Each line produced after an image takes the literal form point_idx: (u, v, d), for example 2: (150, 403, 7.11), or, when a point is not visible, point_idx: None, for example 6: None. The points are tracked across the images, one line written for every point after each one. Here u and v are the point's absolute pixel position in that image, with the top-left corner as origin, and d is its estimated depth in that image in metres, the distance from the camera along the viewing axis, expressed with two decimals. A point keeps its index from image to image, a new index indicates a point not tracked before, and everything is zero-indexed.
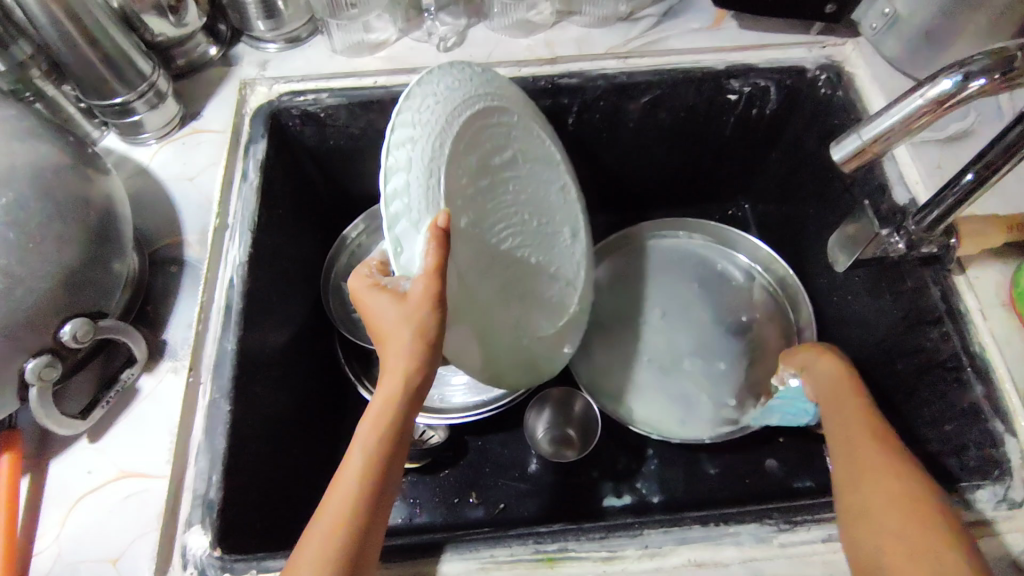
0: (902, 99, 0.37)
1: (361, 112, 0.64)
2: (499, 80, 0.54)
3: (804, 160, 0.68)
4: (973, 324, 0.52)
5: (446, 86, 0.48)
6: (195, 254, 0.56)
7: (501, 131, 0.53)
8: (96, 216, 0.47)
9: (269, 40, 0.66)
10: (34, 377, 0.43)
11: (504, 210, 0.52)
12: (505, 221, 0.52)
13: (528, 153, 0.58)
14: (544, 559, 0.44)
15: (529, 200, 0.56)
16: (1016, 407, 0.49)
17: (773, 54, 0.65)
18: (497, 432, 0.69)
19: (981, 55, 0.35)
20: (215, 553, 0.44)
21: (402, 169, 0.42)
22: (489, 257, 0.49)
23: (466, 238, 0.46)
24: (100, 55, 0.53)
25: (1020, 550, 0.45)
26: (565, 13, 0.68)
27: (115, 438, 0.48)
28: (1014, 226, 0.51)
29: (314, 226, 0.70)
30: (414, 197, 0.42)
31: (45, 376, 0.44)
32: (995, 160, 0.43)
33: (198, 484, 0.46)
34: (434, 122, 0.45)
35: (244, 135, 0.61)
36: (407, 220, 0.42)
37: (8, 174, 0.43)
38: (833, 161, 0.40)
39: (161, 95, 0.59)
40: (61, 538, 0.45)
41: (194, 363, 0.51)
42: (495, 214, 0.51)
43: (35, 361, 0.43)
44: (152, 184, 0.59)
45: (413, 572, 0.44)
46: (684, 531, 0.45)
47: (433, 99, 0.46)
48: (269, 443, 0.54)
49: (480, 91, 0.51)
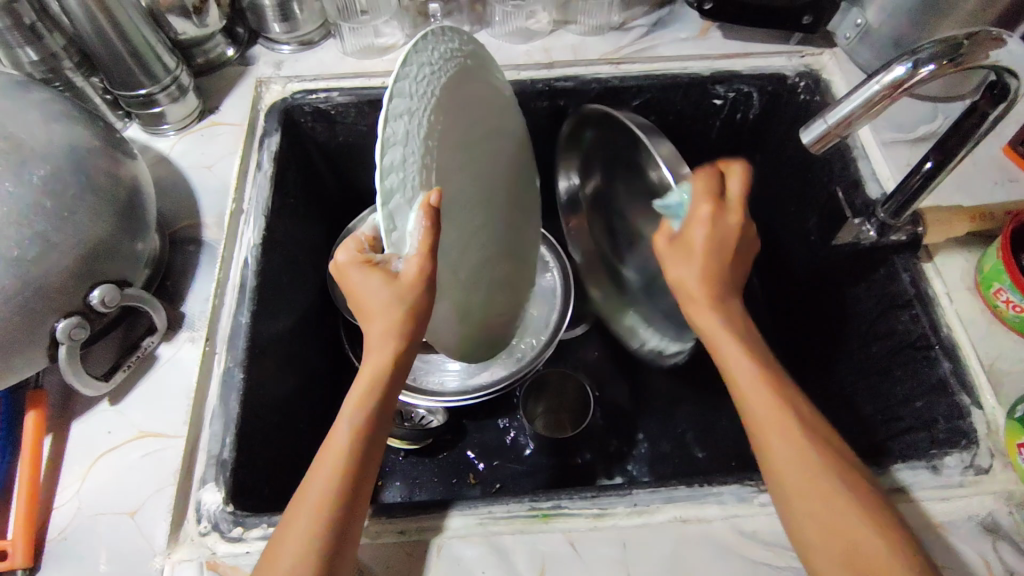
0: (861, 85, 0.41)
1: (369, 110, 0.68)
2: (480, 59, 0.55)
3: (785, 162, 0.72)
4: (941, 307, 0.55)
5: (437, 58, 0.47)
6: (212, 236, 0.60)
7: (478, 109, 0.54)
8: (124, 193, 0.51)
9: (284, 42, 0.71)
10: (65, 336, 0.46)
11: (479, 189, 0.54)
12: (478, 199, 0.54)
13: (502, 137, 0.60)
14: (539, 515, 0.47)
15: (501, 191, 0.60)
16: (981, 381, 0.52)
17: (755, 61, 0.69)
18: (494, 416, 0.72)
19: (930, 44, 0.40)
20: (228, 508, 0.47)
21: (399, 142, 0.41)
22: (463, 234, 0.52)
23: (450, 220, 0.50)
24: (129, 48, 0.57)
25: (986, 511, 0.47)
26: (562, 22, 0.73)
27: (135, 401, 0.52)
28: (978, 216, 0.56)
29: (322, 218, 0.73)
30: (410, 171, 0.42)
31: (74, 336, 0.47)
32: (950, 146, 0.48)
33: (213, 445, 0.49)
34: (426, 95, 0.45)
35: (259, 129, 0.65)
36: (400, 194, 0.41)
37: (46, 148, 0.46)
38: (803, 143, 0.43)
39: (183, 89, 0.63)
40: (81, 492, 0.48)
41: (211, 334, 0.54)
42: (472, 191, 0.53)
43: (66, 321, 0.47)
44: (171, 171, 0.63)
45: (415, 526, 0.46)
46: (671, 491, 0.48)
47: (426, 71, 0.45)
48: (277, 414, 0.57)
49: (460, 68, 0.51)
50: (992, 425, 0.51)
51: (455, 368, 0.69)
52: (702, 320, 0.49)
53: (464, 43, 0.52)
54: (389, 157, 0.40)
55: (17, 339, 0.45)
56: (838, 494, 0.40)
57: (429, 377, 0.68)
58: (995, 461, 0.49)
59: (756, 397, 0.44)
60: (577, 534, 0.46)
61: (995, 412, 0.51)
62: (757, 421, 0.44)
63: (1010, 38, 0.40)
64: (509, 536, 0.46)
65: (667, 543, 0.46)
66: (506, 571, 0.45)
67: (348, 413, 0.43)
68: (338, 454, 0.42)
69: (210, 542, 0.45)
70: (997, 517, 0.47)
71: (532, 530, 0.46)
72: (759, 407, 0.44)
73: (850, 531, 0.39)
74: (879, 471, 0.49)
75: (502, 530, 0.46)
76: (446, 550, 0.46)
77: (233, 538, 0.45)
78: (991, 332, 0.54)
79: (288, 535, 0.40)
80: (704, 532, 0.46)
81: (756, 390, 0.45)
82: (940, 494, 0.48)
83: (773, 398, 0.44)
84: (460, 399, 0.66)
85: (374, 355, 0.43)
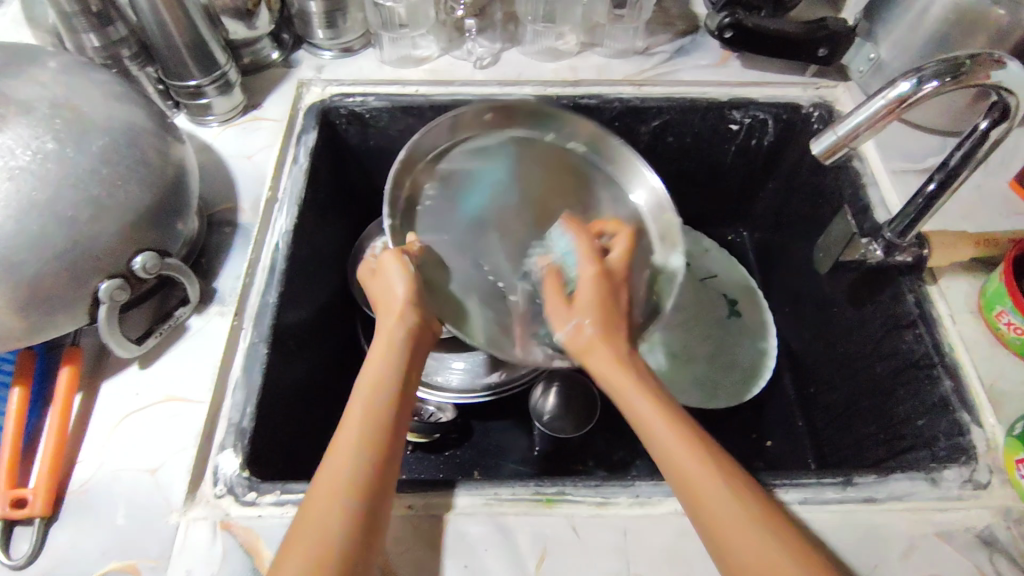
0: (869, 100, 0.44)
1: (402, 115, 0.72)
2: None
3: (798, 187, 0.74)
4: (944, 328, 0.57)
5: (752, 329, 0.77)
6: (248, 219, 0.62)
7: None
8: (173, 169, 0.54)
9: (326, 48, 0.75)
10: (148, 267, 0.51)
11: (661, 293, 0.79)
12: None
13: None
14: (543, 500, 0.48)
15: None
16: (981, 401, 0.53)
17: (771, 90, 0.72)
18: (503, 416, 0.73)
19: (933, 63, 0.44)
20: (244, 473, 0.49)
21: (758, 346, 0.76)
22: None
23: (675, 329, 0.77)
24: (185, 41, 0.61)
25: (982, 524, 0.48)
26: (589, 44, 0.77)
27: (163, 366, 0.54)
28: (983, 242, 0.59)
29: (347, 214, 0.76)
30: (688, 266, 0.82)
31: (154, 267, 0.51)
32: (956, 168, 0.51)
33: (234, 414, 0.51)
34: (735, 333, 0.77)
35: (297, 127, 0.69)
36: (745, 300, 0.79)
37: (109, 124, 0.50)
38: (813, 153, 0.47)
39: (230, 84, 0.67)
40: (105, 449, 0.50)
41: (239, 310, 0.56)
42: None
43: (146, 255, 0.51)
44: (215, 158, 0.66)
45: (422, 502, 0.48)
46: (673, 485, 0.49)
47: (744, 338, 0.76)
48: (296, 397, 0.59)
49: (709, 271, 0.81)
50: (992, 443, 0.52)
51: (460, 366, 0.69)
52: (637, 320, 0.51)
53: (756, 300, 0.78)
54: (710, 293, 0.79)
55: (62, 296, 0.48)
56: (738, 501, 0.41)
57: (434, 371, 0.69)
58: (993, 477, 0.50)
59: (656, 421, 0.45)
60: (579, 520, 0.48)
61: (995, 430, 0.52)
62: (648, 429, 0.45)
63: (1010, 60, 0.43)
64: (513, 517, 0.48)
65: (666, 534, 0.47)
66: (509, 550, 0.46)
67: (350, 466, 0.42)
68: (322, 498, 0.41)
69: (224, 503, 0.47)
70: (995, 530, 0.48)
71: (536, 513, 0.48)
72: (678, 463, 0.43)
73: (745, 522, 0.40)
74: (879, 479, 0.50)
75: (507, 511, 0.48)
76: (452, 525, 0.47)
77: (247, 502, 0.47)
78: (993, 353, 0.56)
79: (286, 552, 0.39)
80: None
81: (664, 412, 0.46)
82: (937, 505, 0.49)
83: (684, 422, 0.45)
84: (467, 399, 0.68)
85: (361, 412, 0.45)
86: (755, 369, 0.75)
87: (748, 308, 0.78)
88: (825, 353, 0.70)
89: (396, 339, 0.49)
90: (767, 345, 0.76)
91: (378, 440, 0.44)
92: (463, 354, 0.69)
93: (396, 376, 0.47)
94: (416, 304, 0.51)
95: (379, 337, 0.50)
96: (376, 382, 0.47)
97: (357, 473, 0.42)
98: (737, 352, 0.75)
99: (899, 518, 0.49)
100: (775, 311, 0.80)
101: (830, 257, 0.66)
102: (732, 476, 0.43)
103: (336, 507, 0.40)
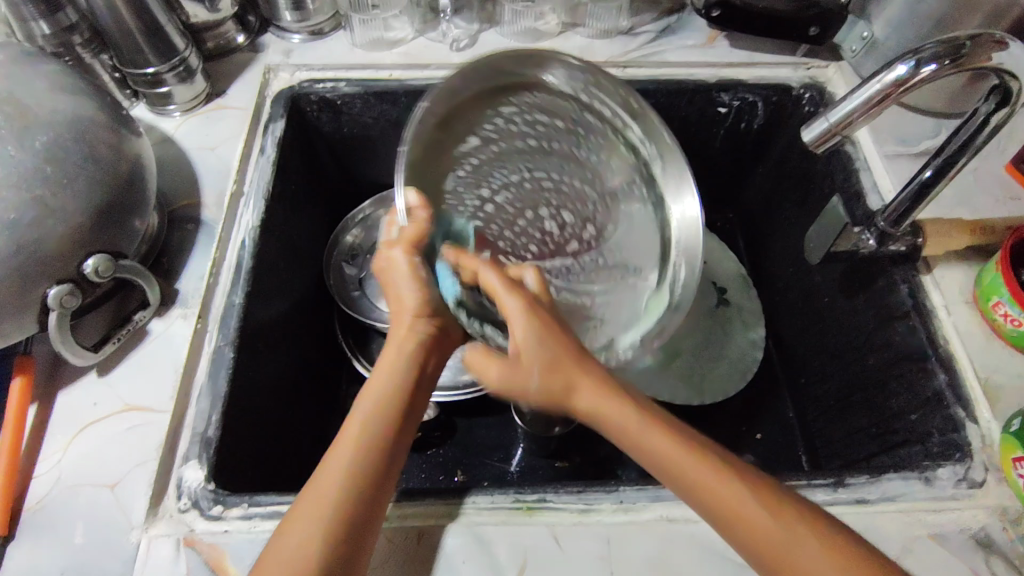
0: (862, 85, 0.42)
1: (375, 101, 0.68)
2: None
3: (787, 173, 0.71)
4: (938, 320, 0.55)
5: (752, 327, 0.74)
6: (211, 216, 0.60)
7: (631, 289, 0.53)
8: (126, 165, 0.50)
9: (295, 31, 0.71)
10: (94, 271, 0.48)
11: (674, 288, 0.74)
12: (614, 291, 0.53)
13: None
14: (523, 508, 0.46)
15: None
16: (976, 395, 0.51)
17: (761, 72, 0.69)
18: (487, 413, 0.71)
19: (933, 44, 0.41)
20: (209, 486, 0.46)
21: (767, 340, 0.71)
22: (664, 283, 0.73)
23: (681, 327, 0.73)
24: (140, 24, 0.57)
25: (979, 525, 0.47)
26: (571, 25, 0.74)
27: (123, 374, 0.51)
28: (978, 229, 0.55)
29: (321, 206, 0.73)
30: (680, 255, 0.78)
31: (105, 271, 0.48)
32: (953, 156, 0.49)
33: (198, 422, 0.49)
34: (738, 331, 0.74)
35: (264, 115, 0.65)
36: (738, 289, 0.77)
37: (53, 117, 0.46)
38: (804, 142, 0.44)
39: (191, 71, 0.63)
40: (62, 462, 0.48)
41: (202, 312, 0.54)
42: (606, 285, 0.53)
43: (97, 257, 0.48)
44: (176, 151, 0.63)
45: (397, 513, 0.46)
46: (658, 490, 0.47)
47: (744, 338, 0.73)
48: (267, 400, 0.57)
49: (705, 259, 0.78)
50: (987, 440, 0.50)
51: None
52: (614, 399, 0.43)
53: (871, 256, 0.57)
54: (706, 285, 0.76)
55: (8, 303, 0.45)
56: (762, 496, 0.41)
57: None
58: (988, 475, 0.49)
59: (663, 443, 0.42)
60: (561, 528, 0.46)
61: (990, 426, 0.50)
62: (665, 455, 0.42)
63: (1012, 41, 0.42)
64: (492, 527, 0.46)
65: (651, 540, 0.45)
66: (488, 563, 0.44)
67: (350, 463, 0.41)
68: (322, 504, 0.40)
69: (188, 518, 0.45)
70: (990, 531, 0.47)
71: (516, 522, 0.46)
72: (700, 484, 0.41)
73: (808, 537, 0.39)
74: (871, 479, 0.49)
75: (485, 521, 0.46)
76: (429, 536, 0.45)
77: (212, 516, 0.45)
78: (990, 346, 0.54)
79: (276, 547, 0.39)
80: (690, 532, 0.45)
81: (676, 451, 0.42)
82: (932, 505, 0.48)
83: (721, 477, 0.41)
84: (448, 395, 0.64)
85: (373, 400, 0.45)
86: (746, 360, 0.72)
87: (737, 297, 0.76)
88: (816, 342, 0.68)
89: (408, 346, 0.47)
90: (758, 334, 0.74)
91: (376, 442, 0.43)
92: None
93: (400, 390, 0.45)
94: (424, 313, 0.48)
95: (386, 349, 0.48)
96: (386, 377, 0.46)
97: (363, 473, 0.41)
98: (730, 341, 0.73)
99: (892, 519, 0.47)
100: (765, 300, 0.78)
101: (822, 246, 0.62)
102: (740, 469, 0.42)
103: (330, 505, 0.40)
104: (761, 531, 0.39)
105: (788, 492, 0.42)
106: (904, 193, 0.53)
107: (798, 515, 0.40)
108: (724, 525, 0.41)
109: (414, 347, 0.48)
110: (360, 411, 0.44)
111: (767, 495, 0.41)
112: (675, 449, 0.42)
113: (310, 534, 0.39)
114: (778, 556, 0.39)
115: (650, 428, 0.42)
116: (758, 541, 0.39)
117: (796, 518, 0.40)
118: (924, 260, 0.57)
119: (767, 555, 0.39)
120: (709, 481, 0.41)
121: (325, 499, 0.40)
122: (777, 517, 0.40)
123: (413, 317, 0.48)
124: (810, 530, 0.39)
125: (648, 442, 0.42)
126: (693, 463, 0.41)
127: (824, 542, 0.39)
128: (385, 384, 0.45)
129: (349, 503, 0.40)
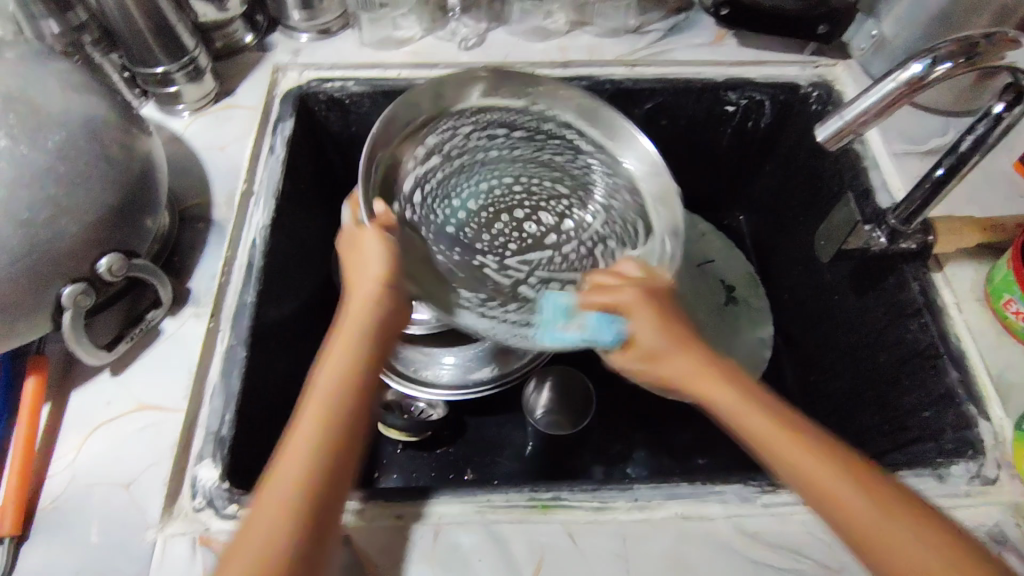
0: (877, 84, 0.42)
1: (383, 101, 0.68)
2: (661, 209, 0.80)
3: (795, 171, 0.71)
4: (949, 317, 0.55)
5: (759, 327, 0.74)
6: (222, 215, 0.60)
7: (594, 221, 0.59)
8: (139, 164, 0.50)
9: (302, 30, 0.71)
10: (107, 270, 0.48)
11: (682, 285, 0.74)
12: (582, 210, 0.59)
13: None
14: (537, 506, 0.46)
15: None
16: (988, 392, 0.52)
17: (769, 70, 0.69)
18: (496, 412, 0.71)
19: (949, 42, 0.42)
20: (224, 485, 0.46)
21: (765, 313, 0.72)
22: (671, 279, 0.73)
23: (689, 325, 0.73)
24: (150, 24, 0.57)
25: (992, 522, 0.47)
26: (579, 23, 0.73)
27: (136, 373, 0.51)
28: (990, 227, 0.55)
29: (330, 205, 0.73)
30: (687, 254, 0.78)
31: (117, 270, 0.48)
32: (964, 155, 0.49)
33: (212, 421, 0.49)
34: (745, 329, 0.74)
35: (273, 114, 0.65)
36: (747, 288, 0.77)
37: (65, 116, 0.46)
38: (818, 140, 0.44)
39: (200, 70, 0.63)
40: (75, 462, 0.47)
41: (215, 311, 0.54)
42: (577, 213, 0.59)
43: (110, 257, 0.48)
44: (185, 150, 0.63)
45: (412, 512, 0.46)
46: (672, 488, 0.47)
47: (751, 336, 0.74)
48: (278, 399, 0.57)
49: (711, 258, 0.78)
50: (1000, 436, 0.50)
51: (450, 361, 0.66)
52: (712, 388, 0.43)
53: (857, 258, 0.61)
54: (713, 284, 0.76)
55: (22, 302, 0.45)
56: (857, 481, 0.38)
57: (425, 368, 0.65)
58: (1001, 471, 0.49)
59: (751, 422, 0.41)
60: (576, 526, 0.46)
61: (1003, 423, 0.50)
62: (757, 439, 0.40)
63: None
64: (506, 526, 0.46)
65: (667, 538, 0.45)
66: (503, 561, 0.44)
67: (312, 453, 0.38)
68: (280, 503, 0.37)
69: (203, 518, 0.45)
70: (1004, 528, 0.47)
71: (531, 521, 0.46)
72: (794, 465, 0.39)
73: (914, 525, 0.36)
74: (885, 475, 0.49)
75: (501, 519, 0.46)
76: (444, 534, 0.45)
77: (227, 515, 0.45)
78: (1000, 343, 0.54)
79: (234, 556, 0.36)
80: (704, 530, 0.46)
81: (768, 433, 0.40)
82: (945, 502, 0.48)
83: (829, 460, 0.39)
84: (459, 393, 0.64)
85: (332, 379, 0.41)
86: (755, 358, 0.72)
87: (746, 296, 0.76)
88: (826, 339, 0.68)
89: (366, 318, 0.44)
90: (766, 332, 0.74)
91: (338, 427, 0.40)
92: (454, 348, 0.66)
93: (349, 362, 0.42)
94: (391, 284, 0.46)
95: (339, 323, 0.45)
96: (345, 359, 0.42)
97: (323, 462, 0.38)
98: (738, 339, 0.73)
99: None
100: (774, 298, 0.78)
101: (832, 245, 0.63)
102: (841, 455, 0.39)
103: (292, 503, 0.37)
104: (853, 512, 0.37)
105: (892, 480, 0.39)
106: (916, 191, 0.53)
107: (899, 507, 0.37)
108: (835, 519, 0.38)
109: (368, 322, 0.44)
110: (315, 394, 0.41)
111: (871, 485, 0.38)
112: (759, 421, 0.41)
113: (272, 537, 0.36)
114: (874, 542, 0.36)
115: (750, 409, 0.41)
116: (847, 527, 0.37)
117: (897, 502, 0.37)
118: (934, 257, 0.57)
119: (860, 542, 0.37)
120: (805, 462, 0.39)
121: (284, 496, 0.37)
122: (887, 509, 0.37)
123: (375, 290, 0.45)
124: (909, 515, 0.36)
125: (755, 421, 0.41)
126: (784, 439, 0.40)
127: (926, 530, 0.36)
128: (344, 364, 0.42)
129: (299, 502, 0.37)
